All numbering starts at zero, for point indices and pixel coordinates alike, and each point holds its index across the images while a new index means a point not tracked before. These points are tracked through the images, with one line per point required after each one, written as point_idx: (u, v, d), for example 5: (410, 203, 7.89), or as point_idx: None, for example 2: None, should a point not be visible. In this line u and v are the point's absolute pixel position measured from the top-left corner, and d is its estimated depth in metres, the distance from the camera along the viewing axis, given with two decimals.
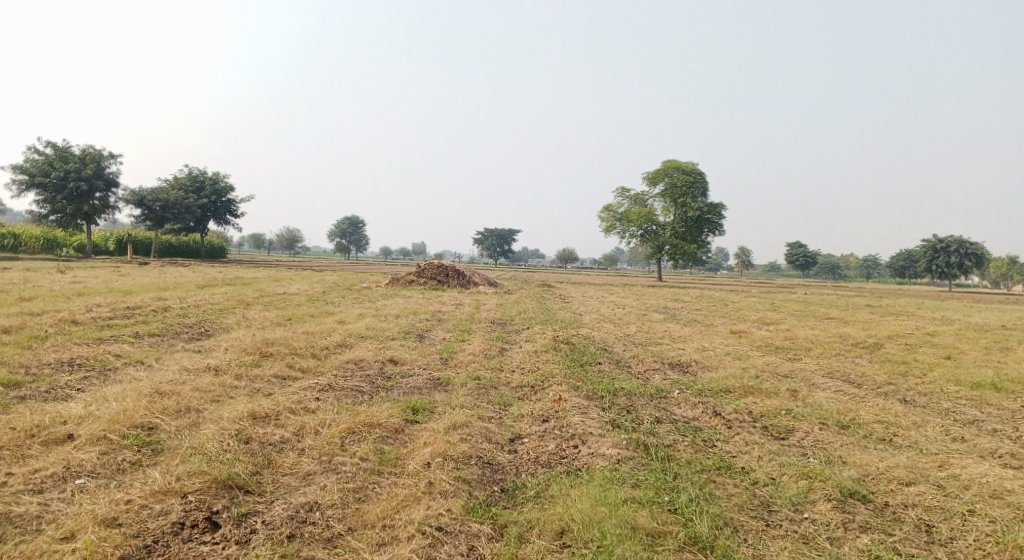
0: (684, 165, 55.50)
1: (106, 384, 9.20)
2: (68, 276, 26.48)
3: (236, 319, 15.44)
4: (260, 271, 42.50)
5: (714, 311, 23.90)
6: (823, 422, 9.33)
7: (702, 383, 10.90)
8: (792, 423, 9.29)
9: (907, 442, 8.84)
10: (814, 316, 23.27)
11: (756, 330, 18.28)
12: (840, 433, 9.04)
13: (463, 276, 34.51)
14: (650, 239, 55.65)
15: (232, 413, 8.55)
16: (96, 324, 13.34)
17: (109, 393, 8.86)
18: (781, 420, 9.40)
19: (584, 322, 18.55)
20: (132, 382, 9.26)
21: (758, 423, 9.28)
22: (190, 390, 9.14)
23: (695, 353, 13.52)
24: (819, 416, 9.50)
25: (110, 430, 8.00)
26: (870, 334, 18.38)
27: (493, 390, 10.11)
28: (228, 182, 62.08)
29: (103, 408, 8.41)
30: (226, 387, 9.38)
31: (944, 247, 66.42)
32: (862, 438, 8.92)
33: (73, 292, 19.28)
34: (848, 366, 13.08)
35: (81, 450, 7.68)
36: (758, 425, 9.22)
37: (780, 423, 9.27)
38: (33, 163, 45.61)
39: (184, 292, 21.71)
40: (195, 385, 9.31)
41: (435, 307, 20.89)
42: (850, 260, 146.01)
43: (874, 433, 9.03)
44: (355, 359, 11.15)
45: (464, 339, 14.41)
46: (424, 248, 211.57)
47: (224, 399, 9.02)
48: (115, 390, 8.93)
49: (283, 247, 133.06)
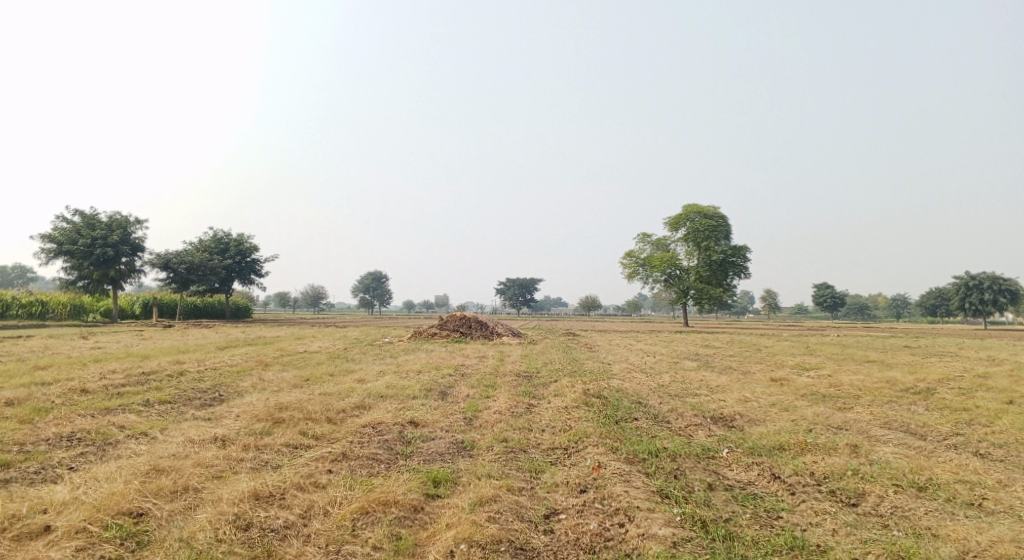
0: (706, 208, 54.92)
1: (101, 462, 8.57)
2: (91, 342, 26.33)
3: (252, 382, 14.83)
4: (283, 329, 42.32)
5: (748, 357, 22.78)
6: (897, 484, 8.35)
7: (752, 439, 9.96)
8: (862, 485, 8.33)
9: (1001, 507, 7.83)
10: (854, 360, 22.03)
11: (797, 378, 17.16)
12: (920, 497, 8.07)
13: (485, 327, 33.88)
14: (674, 284, 54.59)
15: (233, 493, 7.85)
16: (107, 392, 12.82)
17: (101, 473, 8.23)
18: (849, 482, 8.44)
19: (614, 373, 17.61)
20: (129, 459, 8.62)
21: (824, 487, 8.35)
22: (192, 466, 8.48)
23: (737, 406, 12.54)
24: (891, 476, 8.53)
25: (91, 519, 7.34)
26: (920, 378, 17.18)
27: (523, 455, 9.29)
28: (252, 243, 62.72)
29: (91, 492, 7.77)
30: (231, 461, 8.70)
31: (977, 284, 64.40)
32: (945, 504, 7.92)
33: (91, 359, 18.90)
34: (906, 415, 11.99)
35: (56, 545, 7.02)
36: (824, 490, 8.28)
37: (848, 486, 8.32)
38: (61, 231, 46.42)
39: (203, 354, 21.25)
40: (197, 459, 8.64)
41: (458, 361, 20.10)
42: (880, 300, 142.80)
43: (960, 497, 8.04)
44: (373, 422, 10.41)
45: (489, 395, 13.59)
46: (447, 301, 211.74)
47: (227, 476, 8.32)
48: (108, 469, 8.29)
49: (307, 304, 133.96)
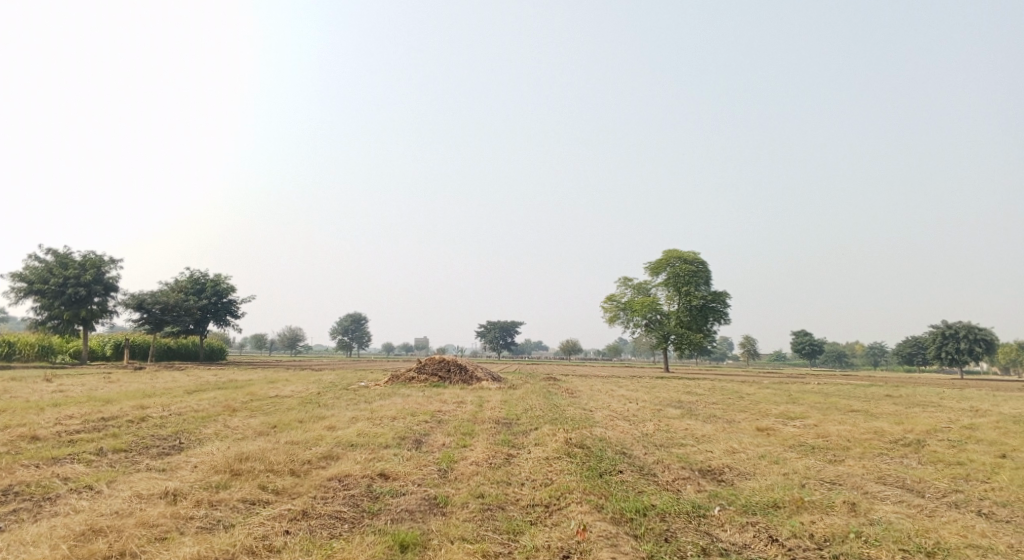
0: (686, 255, 55.25)
1: (34, 521, 7.82)
2: (53, 384, 25.11)
3: (217, 429, 14.02)
4: (257, 372, 41.16)
5: (732, 405, 22.30)
6: (904, 549, 7.87)
7: (744, 495, 9.44)
8: (866, 550, 7.85)
9: None
10: (838, 409, 21.63)
11: (783, 428, 16.67)
12: None
13: (464, 371, 33.18)
14: (655, 329, 54.32)
15: None
16: (59, 439, 11.99)
17: (29, 534, 7.48)
18: (851, 546, 7.94)
19: (597, 421, 17.03)
20: (64, 517, 7.87)
21: (825, 552, 7.85)
22: (133, 525, 7.76)
23: (725, 458, 12.02)
24: (896, 539, 8.05)
25: None
26: (907, 428, 16.78)
27: (500, 513, 8.66)
28: (230, 283, 61.70)
29: None
30: (179, 519, 7.98)
31: (953, 333, 65.02)
32: None
33: (49, 402, 17.88)
34: (899, 469, 11.55)
35: None
36: (826, 555, 7.78)
37: (851, 551, 7.82)
38: (32, 269, 45.22)
39: (169, 398, 20.29)
40: (141, 517, 7.92)
41: (435, 407, 19.37)
42: (857, 348, 143.97)
43: None
44: (340, 475, 9.74)
45: (466, 444, 12.93)
46: (426, 344, 209.67)
47: (172, 537, 7.62)
48: (38, 530, 7.55)
49: (284, 347, 131.58)
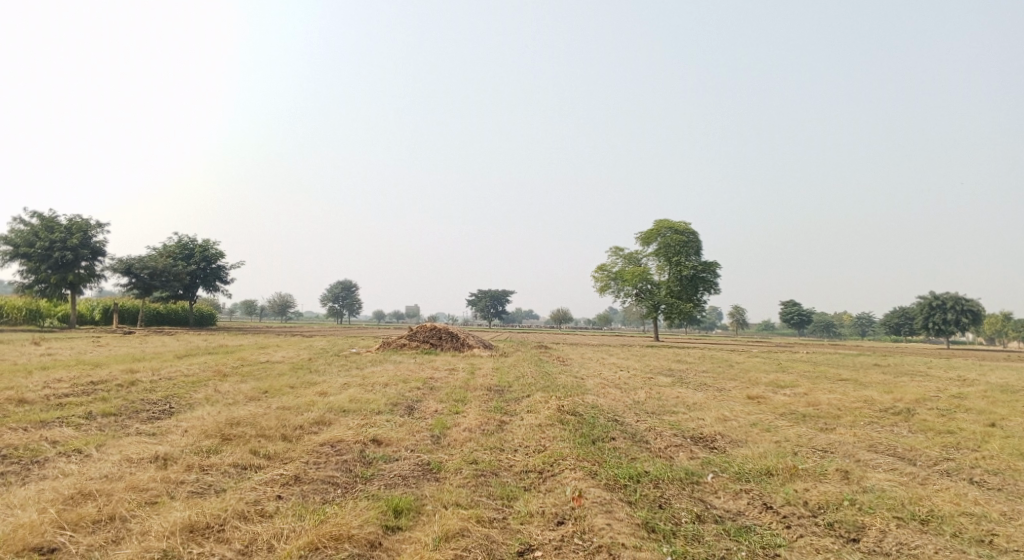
0: (678, 224, 55.14)
1: (21, 484, 7.73)
2: (41, 348, 24.91)
3: (207, 394, 13.93)
4: (247, 338, 41.02)
5: (722, 374, 22.42)
6: (897, 517, 7.94)
7: (738, 463, 9.47)
8: (860, 518, 7.91)
9: (1012, 545, 7.46)
10: (827, 378, 21.79)
11: (774, 396, 16.77)
12: (923, 532, 7.66)
13: (456, 339, 33.17)
14: (646, 299, 54.42)
15: (164, 525, 7.09)
16: (47, 402, 11.88)
17: (16, 498, 7.40)
18: (846, 513, 8.00)
19: (589, 388, 17.06)
20: (52, 481, 7.79)
21: (819, 519, 7.91)
22: (122, 490, 7.69)
23: (718, 425, 12.06)
24: (889, 507, 8.12)
25: None
26: (896, 398, 16.92)
27: (494, 479, 8.65)
28: (219, 249, 61.17)
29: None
30: (169, 484, 7.92)
31: (940, 304, 65.55)
32: (950, 540, 7.53)
33: (37, 367, 17.70)
34: (890, 437, 11.63)
35: None
36: (820, 523, 7.84)
37: (845, 519, 7.88)
38: (17, 233, 44.58)
39: (159, 363, 20.15)
40: (131, 482, 7.85)
41: (427, 374, 19.34)
42: (845, 318, 145.25)
43: (967, 533, 7.65)
44: (333, 440, 9.69)
45: (458, 411, 12.90)
46: (417, 312, 209.83)
47: (162, 502, 7.56)
48: (25, 494, 7.47)
49: (274, 313, 131.28)
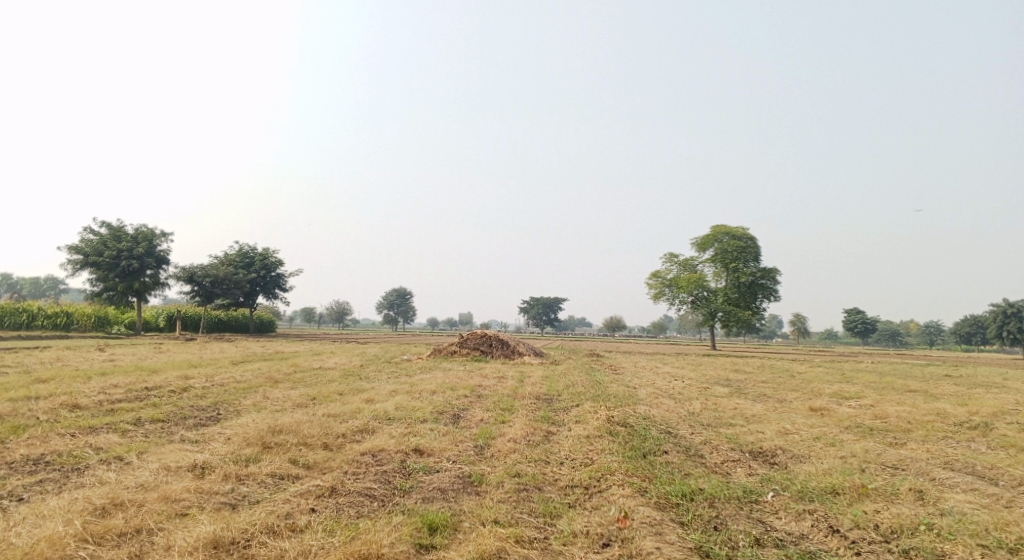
0: (734, 230, 53.64)
1: (58, 493, 7.78)
2: (106, 354, 25.74)
3: (256, 400, 13.98)
4: (303, 345, 41.77)
5: (781, 384, 21.44)
6: (983, 545, 7.20)
7: (800, 480, 8.82)
8: (940, 545, 7.20)
9: None
10: (895, 389, 20.55)
11: (838, 408, 15.85)
12: None
13: (506, 346, 32.91)
14: (701, 306, 53.06)
15: (190, 539, 6.96)
16: (100, 408, 12.08)
17: (51, 506, 7.42)
18: (923, 540, 7.30)
19: (641, 398, 16.47)
20: (89, 489, 7.80)
21: (894, 547, 7.23)
22: (155, 500, 7.63)
23: (777, 439, 11.36)
24: (973, 534, 7.37)
25: None
26: (972, 410, 15.76)
27: (536, 495, 8.25)
28: (277, 257, 62.66)
29: (30, 533, 6.96)
30: (203, 494, 7.82)
31: (1016, 312, 61.85)
32: None
33: (98, 372, 18.19)
34: (968, 453, 10.72)
35: None
36: (895, 551, 7.17)
37: (923, 545, 7.19)
38: (88, 243, 46.60)
39: (215, 369, 20.51)
40: (164, 492, 7.79)
41: (474, 381, 19.08)
42: (912, 327, 138.97)
43: None
44: (374, 449, 9.48)
45: (504, 420, 12.56)
46: (470, 319, 210.43)
47: (194, 513, 7.45)
48: (59, 503, 7.48)
49: (331, 320, 133.88)
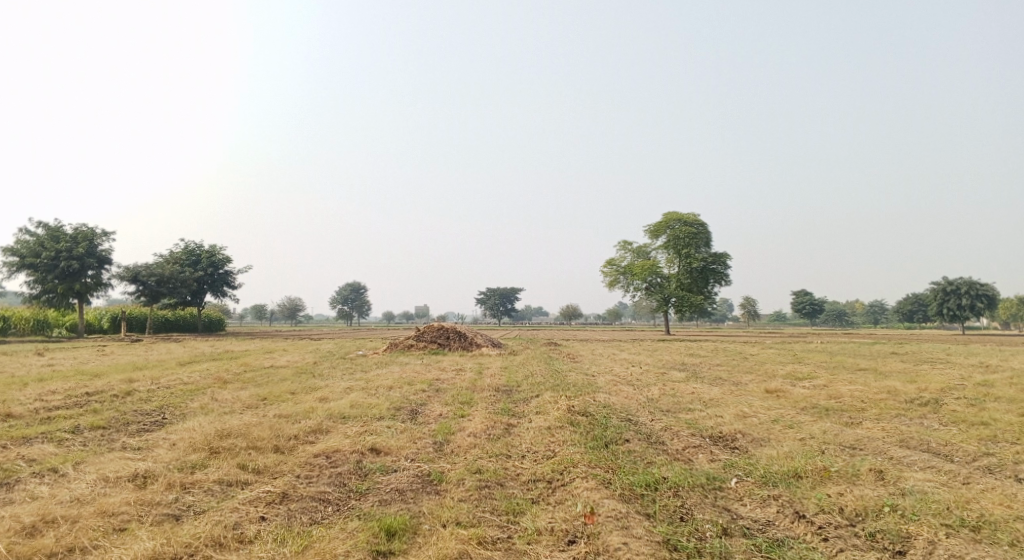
0: (686, 216, 54.36)
1: None
2: (44, 359, 24.50)
3: (204, 403, 13.40)
4: (255, 343, 40.66)
5: (737, 367, 21.74)
6: (945, 524, 7.32)
7: (762, 465, 8.85)
8: (904, 526, 7.28)
9: None
10: (845, 368, 21.04)
11: (793, 389, 16.11)
12: (975, 542, 7.04)
13: (464, 338, 32.62)
14: (656, 292, 53.66)
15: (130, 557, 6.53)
16: (35, 416, 11.37)
17: None
18: (887, 522, 7.38)
19: (600, 386, 16.42)
20: (19, 506, 7.28)
21: (859, 530, 7.29)
22: (92, 515, 7.16)
23: (737, 423, 11.42)
24: (935, 513, 7.49)
25: None
26: (920, 387, 16.20)
27: (499, 492, 8.06)
28: (225, 254, 60.86)
29: None
30: (146, 507, 7.38)
31: (954, 289, 64.37)
32: (1007, 550, 6.93)
33: (34, 379, 17.22)
34: (921, 431, 10.94)
35: None
36: (860, 534, 7.23)
37: (888, 527, 7.27)
38: (23, 244, 44.36)
39: (161, 371, 19.68)
40: (102, 505, 7.32)
41: (433, 375, 18.77)
42: (856, 307, 143.83)
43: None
44: (329, 451, 9.14)
45: (464, 414, 12.32)
46: (427, 312, 208.98)
47: (135, 528, 7.01)
48: None
49: (284, 316, 131.13)
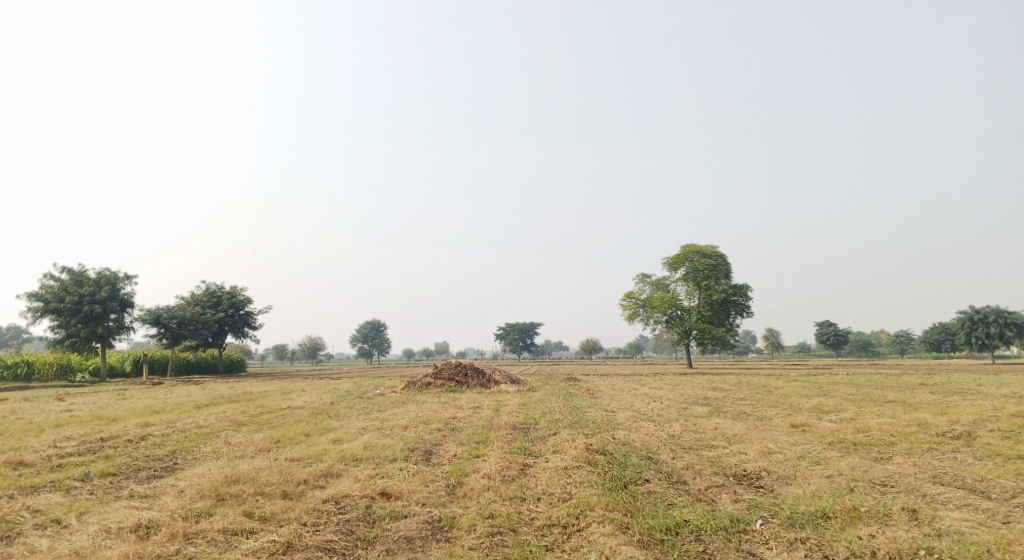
0: (705, 248, 54.00)
1: None
2: (64, 404, 24.59)
3: (217, 447, 13.24)
4: (273, 383, 40.63)
5: (761, 401, 21.18)
6: None
7: (789, 505, 8.44)
8: None
9: None
10: (873, 400, 20.40)
11: (819, 423, 15.59)
12: None
13: (482, 375, 32.28)
14: (676, 325, 53.03)
15: None
16: (46, 464, 11.28)
17: None
18: None
19: (620, 423, 16.04)
20: None
21: None
22: None
23: (762, 460, 11.00)
24: (975, 557, 7.05)
25: None
26: (952, 419, 15.59)
27: (512, 539, 7.74)
28: (246, 295, 61.40)
29: None
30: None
31: (982, 317, 62.93)
32: None
33: (51, 424, 17.22)
34: (955, 466, 10.44)
35: None
36: None
37: None
38: (48, 289, 45.08)
39: (178, 414, 19.61)
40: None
41: (449, 414, 18.48)
42: (881, 337, 141.24)
43: None
44: (338, 496, 8.90)
45: (479, 455, 12.02)
46: (446, 349, 208.54)
47: None
48: None
49: (305, 356, 131.56)
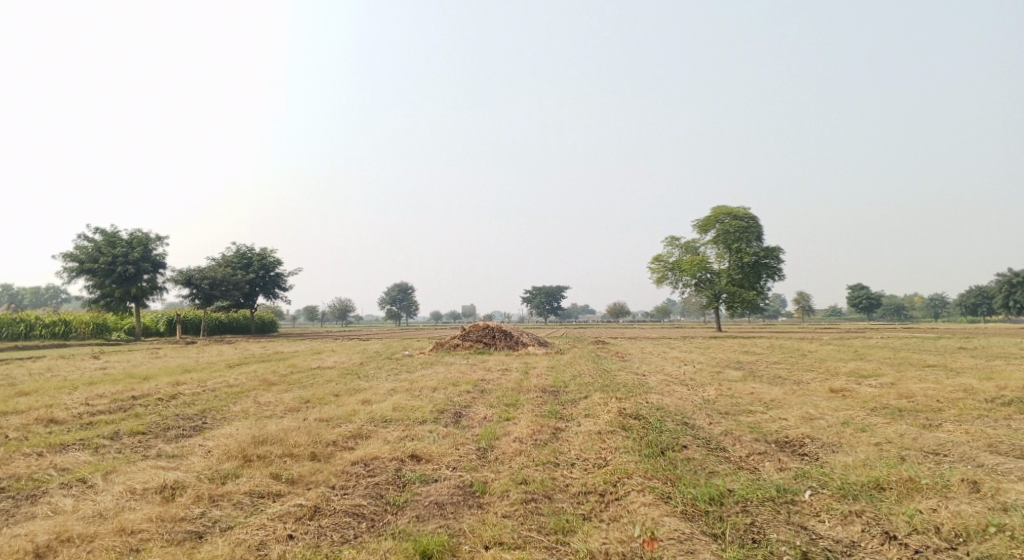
0: (736, 210, 52.75)
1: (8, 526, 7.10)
2: (99, 362, 24.98)
3: (245, 406, 13.20)
4: (303, 344, 41.01)
5: (795, 365, 20.64)
6: None
7: (838, 475, 8.03)
8: (1013, 552, 6.46)
9: None
10: (913, 365, 19.74)
11: (860, 388, 15.04)
12: None
13: (510, 337, 32.12)
14: (705, 288, 52.20)
15: None
16: (77, 421, 11.32)
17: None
18: (993, 546, 6.54)
19: (652, 386, 15.69)
20: (41, 522, 7.08)
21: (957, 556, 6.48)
22: (112, 532, 6.90)
23: (804, 426, 10.55)
24: None
25: None
26: (1000, 385, 14.93)
27: (547, 506, 7.47)
28: (275, 256, 61.92)
29: None
30: (170, 523, 7.08)
31: (1022, 281, 61.00)
32: None
33: (85, 382, 17.39)
34: (1011, 434, 9.89)
35: None
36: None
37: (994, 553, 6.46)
38: (82, 249, 45.79)
39: (209, 373, 19.73)
40: (125, 522, 7.05)
41: (478, 376, 18.28)
42: (916, 301, 138.33)
43: None
44: (367, 458, 8.71)
45: (509, 417, 11.76)
46: (473, 312, 209.39)
47: (157, 547, 6.72)
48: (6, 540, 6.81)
49: (334, 317, 133.12)
